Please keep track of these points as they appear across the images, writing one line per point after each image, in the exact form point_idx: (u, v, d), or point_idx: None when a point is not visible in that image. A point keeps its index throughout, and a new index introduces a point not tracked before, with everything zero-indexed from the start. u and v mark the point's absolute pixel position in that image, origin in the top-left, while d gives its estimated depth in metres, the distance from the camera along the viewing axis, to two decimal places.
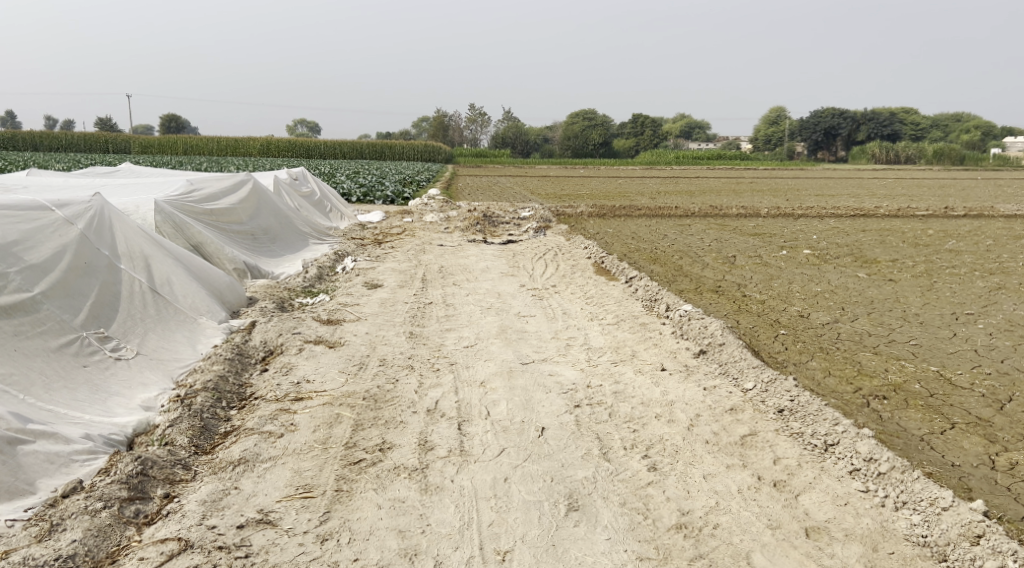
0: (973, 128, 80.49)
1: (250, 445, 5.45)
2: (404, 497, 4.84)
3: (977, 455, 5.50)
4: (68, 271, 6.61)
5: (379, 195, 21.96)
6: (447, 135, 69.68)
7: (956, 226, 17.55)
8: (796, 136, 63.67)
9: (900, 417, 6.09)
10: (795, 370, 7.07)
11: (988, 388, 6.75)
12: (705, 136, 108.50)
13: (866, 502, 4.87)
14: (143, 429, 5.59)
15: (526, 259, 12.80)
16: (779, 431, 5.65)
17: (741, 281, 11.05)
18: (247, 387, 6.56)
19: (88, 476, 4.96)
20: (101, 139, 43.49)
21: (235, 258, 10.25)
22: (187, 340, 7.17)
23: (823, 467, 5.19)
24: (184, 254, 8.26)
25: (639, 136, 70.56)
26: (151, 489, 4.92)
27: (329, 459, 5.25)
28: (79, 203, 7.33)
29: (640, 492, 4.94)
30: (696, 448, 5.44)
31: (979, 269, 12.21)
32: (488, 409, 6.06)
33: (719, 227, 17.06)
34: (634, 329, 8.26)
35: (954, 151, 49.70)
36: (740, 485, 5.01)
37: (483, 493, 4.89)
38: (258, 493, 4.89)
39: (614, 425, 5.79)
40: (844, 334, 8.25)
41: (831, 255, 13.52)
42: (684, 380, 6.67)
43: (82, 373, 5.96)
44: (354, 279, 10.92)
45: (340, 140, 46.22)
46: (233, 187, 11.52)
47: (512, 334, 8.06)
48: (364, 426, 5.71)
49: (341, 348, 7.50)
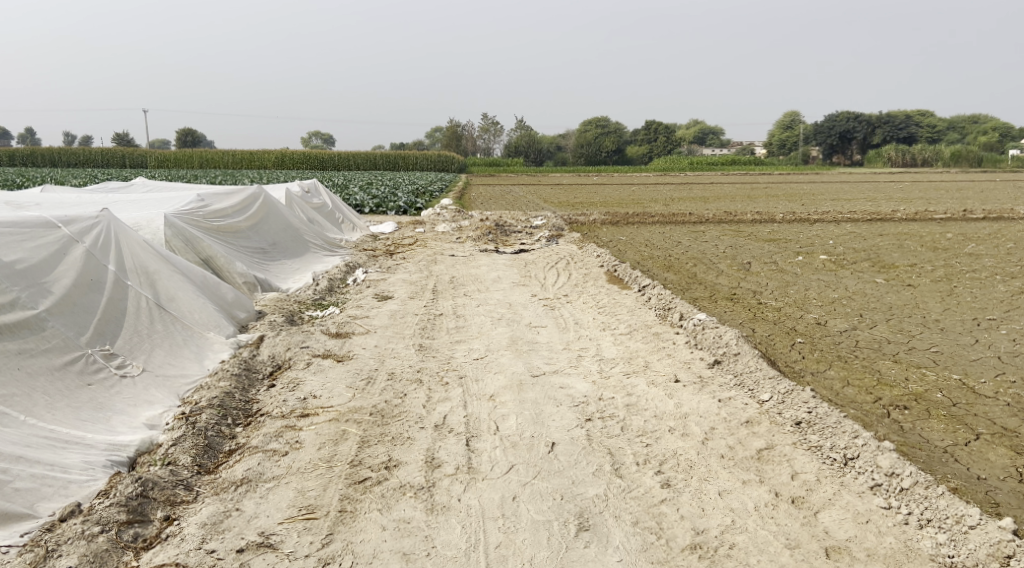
0: (991, 130, 79.53)
1: (254, 464, 5.35)
2: (410, 517, 4.72)
3: (1003, 468, 5.30)
4: (73, 289, 6.57)
5: (391, 205, 21.95)
6: (460, 145, 69.78)
7: (976, 229, 17.22)
8: (810, 141, 63.19)
9: (921, 428, 5.89)
10: (812, 380, 6.88)
11: (1013, 397, 6.53)
12: (720, 141, 107.89)
13: (889, 520, 4.69)
14: (146, 448, 5.51)
15: (538, 268, 12.68)
16: (797, 444, 5.48)
17: (756, 289, 10.86)
18: (253, 403, 6.47)
19: (88, 498, 4.88)
20: (118, 154, 44.04)
21: (245, 272, 10.17)
22: (195, 356, 7.09)
23: (843, 483, 5.02)
24: (192, 269, 8.19)
25: (653, 143, 70.40)
26: (151, 511, 4.84)
27: (333, 478, 5.13)
28: (85, 219, 7.31)
29: (653, 510, 4.78)
30: (711, 463, 5.28)
31: (1000, 273, 11.98)
32: (497, 423, 5.93)
33: (733, 234, 16.87)
34: (647, 339, 8.11)
35: (971, 153, 48.99)
36: (757, 502, 4.85)
37: (490, 513, 4.76)
38: (260, 514, 4.78)
39: (627, 439, 5.64)
40: (863, 342, 8.05)
41: (848, 260, 13.32)
42: (698, 392, 6.50)
43: (87, 392, 5.90)
44: (365, 291, 10.84)
45: (353, 152, 46.42)
46: (244, 201, 11.50)
47: (522, 345, 7.94)
48: (370, 443, 5.59)
49: (350, 361, 7.40)
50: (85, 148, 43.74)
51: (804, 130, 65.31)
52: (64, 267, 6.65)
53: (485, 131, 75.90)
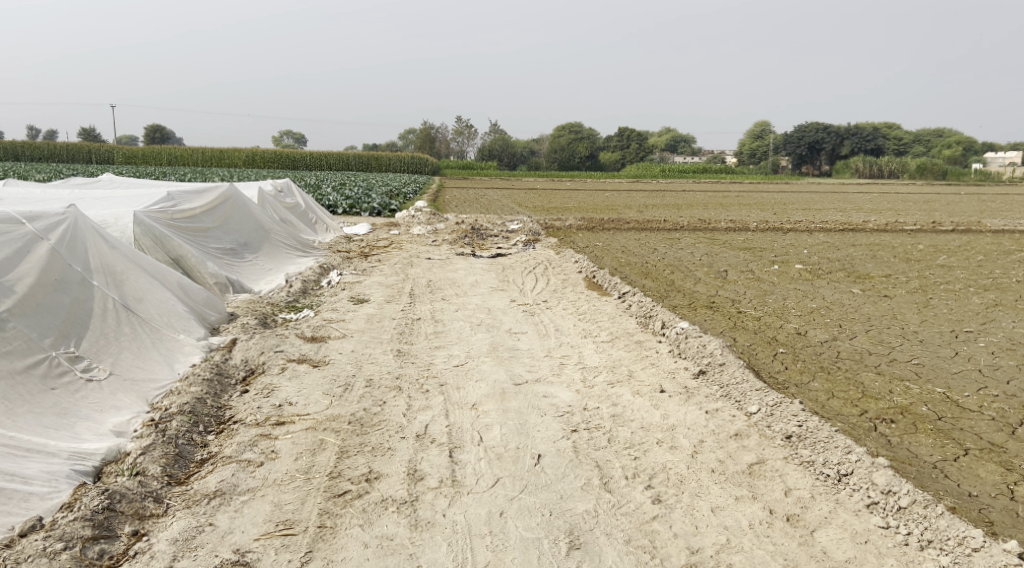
0: (955, 144, 81.35)
1: (227, 475, 5.11)
2: (393, 534, 4.52)
3: (994, 484, 5.26)
4: (36, 288, 6.26)
5: (365, 207, 21.67)
6: (434, 148, 69.42)
7: (945, 241, 17.41)
8: (781, 151, 63.92)
9: (910, 443, 5.84)
10: (797, 392, 6.79)
11: (998, 411, 6.51)
12: (690, 148, 108.93)
13: (888, 540, 4.60)
14: (112, 457, 5.24)
15: (516, 273, 12.52)
16: (788, 458, 5.39)
17: (735, 297, 10.84)
18: (226, 409, 6.21)
19: (51, 511, 4.62)
20: (84, 148, 43.14)
21: (217, 272, 9.87)
22: (164, 359, 6.80)
23: (838, 500, 4.94)
24: (161, 270, 7.87)
25: (626, 150, 70.82)
26: (119, 526, 4.58)
27: (312, 491, 4.92)
28: (51, 215, 6.97)
29: (645, 527, 4.65)
30: (701, 478, 5.16)
31: (973, 285, 12.08)
32: (480, 434, 5.75)
33: (709, 241, 16.88)
34: (630, 347, 7.98)
35: (936, 166, 49.86)
36: (752, 520, 4.74)
37: (477, 530, 4.58)
38: (235, 530, 4.55)
39: (614, 452, 5.49)
40: (844, 353, 8.01)
41: (823, 269, 13.39)
42: (685, 403, 6.38)
43: (50, 396, 5.62)
44: (340, 293, 10.57)
45: (326, 153, 45.97)
46: (213, 200, 11.15)
47: (503, 352, 7.76)
48: (350, 453, 5.38)
49: (326, 367, 7.17)
50: (48, 141, 42.73)
51: (773, 140, 66.14)
52: (29, 266, 6.36)
53: (459, 133, 75.56)
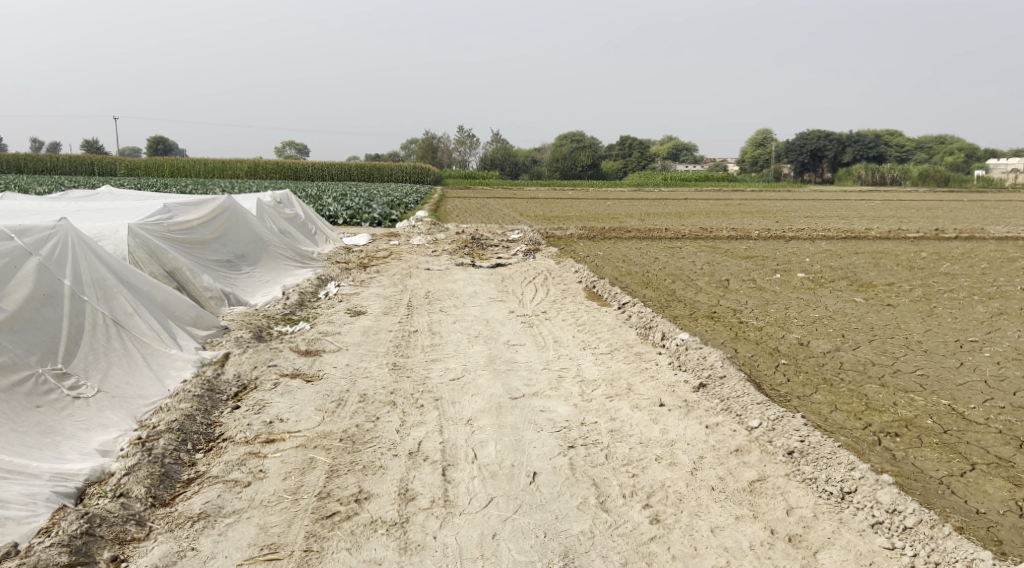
0: (957, 150, 81.38)
1: (212, 496, 4.98)
2: (381, 558, 4.40)
3: (1002, 501, 5.11)
4: (23, 304, 6.15)
5: (365, 218, 21.55)
6: (436, 157, 69.47)
7: (949, 248, 17.30)
8: (783, 158, 63.91)
9: (915, 457, 5.68)
10: (799, 405, 6.63)
11: (1004, 424, 6.35)
12: (693, 157, 109.16)
13: (893, 562, 4.47)
14: (96, 478, 5.11)
15: (515, 283, 12.38)
16: (790, 475, 5.26)
17: (736, 307, 10.70)
18: (215, 427, 6.07)
19: (27, 537, 4.48)
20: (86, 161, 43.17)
21: (212, 285, 9.72)
22: (154, 374, 6.64)
23: (842, 519, 4.80)
24: (153, 286, 7.72)
25: (627, 158, 70.98)
26: (97, 551, 4.47)
27: (299, 513, 4.78)
28: (42, 229, 6.85)
29: (642, 549, 4.52)
30: (701, 496, 5.02)
31: (977, 293, 11.91)
32: (474, 450, 5.61)
33: (710, 250, 16.75)
34: (629, 359, 7.83)
35: (939, 173, 49.69)
36: (752, 540, 4.61)
37: (469, 554, 4.45)
38: (218, 554, 4.44)
39: (612, 469, 5.35)
40: (847, 364, 7.86)
41: (825, 277, 13.27)
42: (685, 417, 6.23)
43: (35, 415, 5.50)
44: (337, 305, 10.44)
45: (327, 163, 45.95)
46: (210, 213, 11.03)
47: (500, 365, 7.62)
48: (340, 472, 5.24)
49: (319, 382, 7.03)
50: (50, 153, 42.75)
51: (775, 149, 66.14)
52: (15, 282, 6.23)
53: (461, 143, 75.74)
